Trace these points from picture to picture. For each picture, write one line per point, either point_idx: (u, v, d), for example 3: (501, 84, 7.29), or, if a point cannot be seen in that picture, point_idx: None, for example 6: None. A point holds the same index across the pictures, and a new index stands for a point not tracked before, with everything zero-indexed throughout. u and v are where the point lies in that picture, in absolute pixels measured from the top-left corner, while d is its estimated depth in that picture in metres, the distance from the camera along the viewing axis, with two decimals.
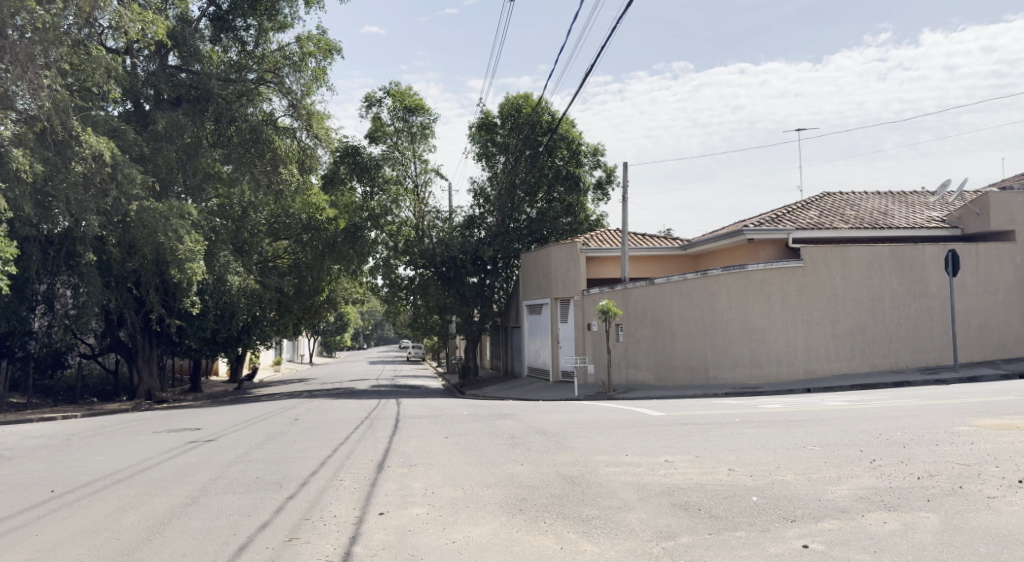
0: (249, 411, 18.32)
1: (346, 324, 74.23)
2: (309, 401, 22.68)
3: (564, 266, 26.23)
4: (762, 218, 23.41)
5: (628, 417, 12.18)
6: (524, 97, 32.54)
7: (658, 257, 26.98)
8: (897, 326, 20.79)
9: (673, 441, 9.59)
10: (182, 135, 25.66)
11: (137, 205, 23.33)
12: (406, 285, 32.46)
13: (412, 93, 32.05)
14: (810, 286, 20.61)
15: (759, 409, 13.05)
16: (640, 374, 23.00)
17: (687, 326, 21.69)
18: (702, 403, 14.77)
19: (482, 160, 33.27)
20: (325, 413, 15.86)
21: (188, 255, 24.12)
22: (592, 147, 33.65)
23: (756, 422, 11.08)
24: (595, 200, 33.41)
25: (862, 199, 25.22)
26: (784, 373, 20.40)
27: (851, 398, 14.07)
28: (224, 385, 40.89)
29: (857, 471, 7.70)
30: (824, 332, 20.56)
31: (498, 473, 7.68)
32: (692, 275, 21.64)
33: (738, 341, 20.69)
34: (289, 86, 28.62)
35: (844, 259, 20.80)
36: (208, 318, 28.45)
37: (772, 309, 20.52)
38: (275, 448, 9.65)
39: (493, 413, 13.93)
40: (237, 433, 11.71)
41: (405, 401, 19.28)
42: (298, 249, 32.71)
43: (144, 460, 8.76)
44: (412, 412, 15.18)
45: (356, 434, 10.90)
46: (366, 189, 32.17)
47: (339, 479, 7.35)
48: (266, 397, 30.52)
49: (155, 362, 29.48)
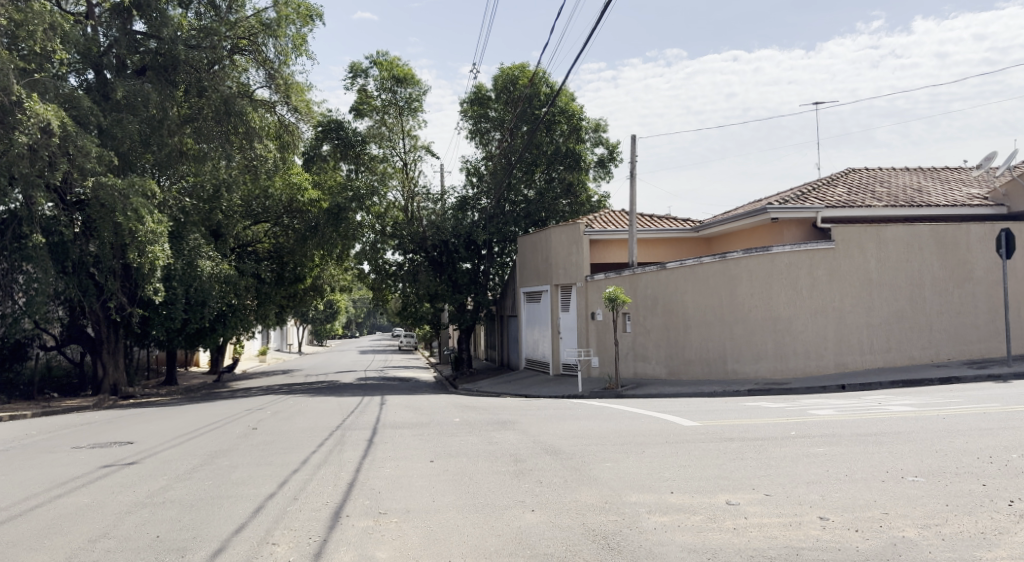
0: (211, 413, 16.06)
1: (337, 313, 71.75)
2: (284, 400, 20.48)
3: (566, 250, 23.98)
4: (786, 195, 21.18)
5: (655, 427, 9.95)
6: (520, 68, 30.04)
7: (667, 240, 24.75)
8: (939, 315, 18.62)
9: (726, 467, 7.40)
10: (146, 105, 23.20)
11: (93, 180, 20.93)
12: (394, 272, 30.19)
13: (400, 63, 29.51)
14: (841, 270, 18.42)
15: (810, 415, 10.85)
16: (650, 368, 20.85)
17: (702, 315, 19.52)
18: (735, 408, 12.59)
19: (475, 137, 30.99)
20: (293, 418, 13.61)
21: (148, 238, 21.93)
22: (593, 122, 31.27)
23: (818, 437, 8.85)
24: (597, 180, 31.09)
25: (893, 175, 22.98)
26: (812, 367, 18.21)
27: (912, 402, 11.90)
28: (202, 376, 38.66)
29: (1003, 522, 5.53)
30: (858, 322, 18.36)
31: (500, 529, 5.47)
32: (708, 258, 19.43)
33: (760, 332, 18.50)
34: (265, 54, 26.28)
35: (880, 239, 18.61)
36: (176, 307, 25.78)
37: (800, 295, 18.32)
38: (206, 478, 7.42)
39: (489, 420, 11.69)
40: (172, 451, 9.43)
41: (390, 401, 17.04)
42: (279, 233, 30.60)
43: (17, 504, 6.50)
44: (395, 417, 12.92)
45: (319, 454, 8.70)
46: (349, 168, 29.87)
47: (270, 545, 5.15)
48: (242, 391, 28.22)
49: (121, 354, 27.14)
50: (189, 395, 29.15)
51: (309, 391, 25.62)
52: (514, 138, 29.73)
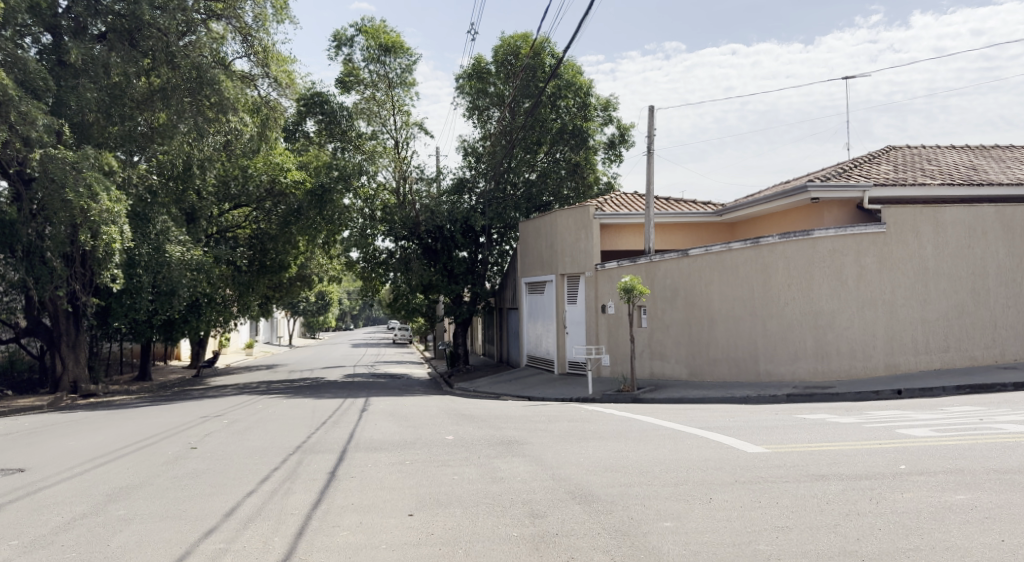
0: (161, 420, 13.59)
1: (329, 303, 69.10)
2: (254, 402, 18.03)
3: (573, 235, 21.63)
4: (826, 172, 18.76)
5: (712, 455, 7.51)
6: (523, 38, 27.51)
7: (686, 224, 22.32)
8: (1004, 311, 16.27)
9: (846, 534, 5.00)
10: (107, 73, 20.58)
11: (41, 152, 18.68)
12: (384, 260, 27.67)
13: (388, 30, 26.88)
14: (893, 258, 15.98)
15: (906, 437, 8.38)
16: (669, 368, 18.55)
17: (730, 309, 17.15)
18: (796, 421, 10.12)
19: (473, 114, 28.45)
20: (251, 430, 11.21)
21: (104, 218, 19.28)
22: (602, 99, 28.76)
23: (945, 475, 6.40)
24: (605, 162, 28.66)
25: (940, 153, 20.55)
26: (858, 369, 15.76)
27: (1020, 417, 9.42)
28: (182, 370, 36.20)
29: None
30: (912, 318, 15.92)
31: None
32: (738, 245, 17.05)
33: (799, 328, 16.04)
34: (243, 19, 23.67)
35: (938, 223, 16.16)
36: (141, 297, 23.25)
37: (845, 287, 15.87)
38: (73, 548, 5.05)
39: (491, 439, 9.25)
40: (62, 487, 7.03)
41: (371, 407, 14.62)
42: (260, 217, 28.09)
43: None
44: (375, 431, 10.51)
45: (253, 499, 6.28)
46: (335, 146, 27.30)
47: None
48: (215, 388, 25.78)
49: (84, 348, 24.65)
50: (157, 393, 26.75)
51: (288, 390, 23.11)
52: (514, 115, 27.26)
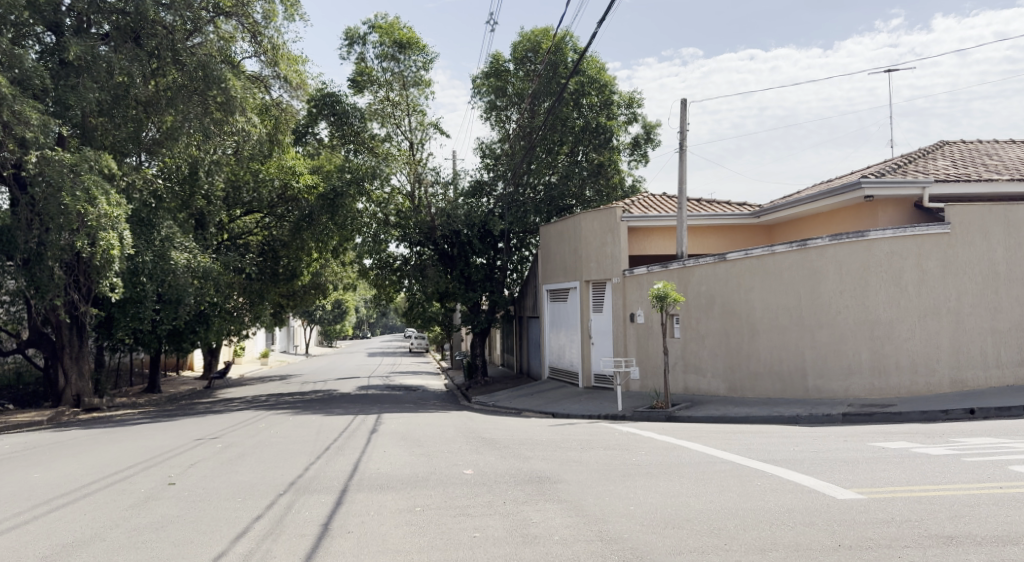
0: (151, 443, 12.27)
1: (345, 312, 67.87)
2: (257, 419, 16.67)
3: (599, 239, 20.20)
4: (877, 169, 17.23)
5: (795, 503, 6.05)
6: (543, 32, 26.20)
7: (720, 226, 20.80)
8: None
9: None
10: (110, 72, 19.24)
11: (37, 154, 17.50)
12: (398, 266, 26.42)
13: (402, 26, 25.56)
14: (959, 262, 14.40)
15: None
16: (706, 382, 17.05)
17: (775, 318, 15.64)
18: (875, 452, 8.63)
19: (491, 114, 27.09)
20: (245, 458, 9.87)
21: (102, 223, 17.97)
22: (626, 96, 27.33)
23: None
24: (630, 163, 27.20)
25: (999, 148, 18.93)
26: (920, 385, 14.20)
27: None
28: (193, 381, 35.00)
29: None
30: (981, 327, 14.34)
31: None
32: (782, 247, 15.54)
33: (853, 339, 14.51)
34: (253, 17, 22.30)
35: (1009, 222, 14.56)
36: (145, 307, 22.02)
37: (904, 294, 14.33)
38: None
39: (519, 475, 7.85)
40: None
41: (382, 427, 13.27)
42: (272, 223, 26.90)
43: None
44: (384, 461, 9.13)
45: None
46: (347, 148, 25.99)
47: None
48: (223, 402, 24.49)
49: (87, 360, 23.42)
50: (163, 406, 25.52)
51: (297, 405, 21.78)
52: (533, 115, 25.85)
